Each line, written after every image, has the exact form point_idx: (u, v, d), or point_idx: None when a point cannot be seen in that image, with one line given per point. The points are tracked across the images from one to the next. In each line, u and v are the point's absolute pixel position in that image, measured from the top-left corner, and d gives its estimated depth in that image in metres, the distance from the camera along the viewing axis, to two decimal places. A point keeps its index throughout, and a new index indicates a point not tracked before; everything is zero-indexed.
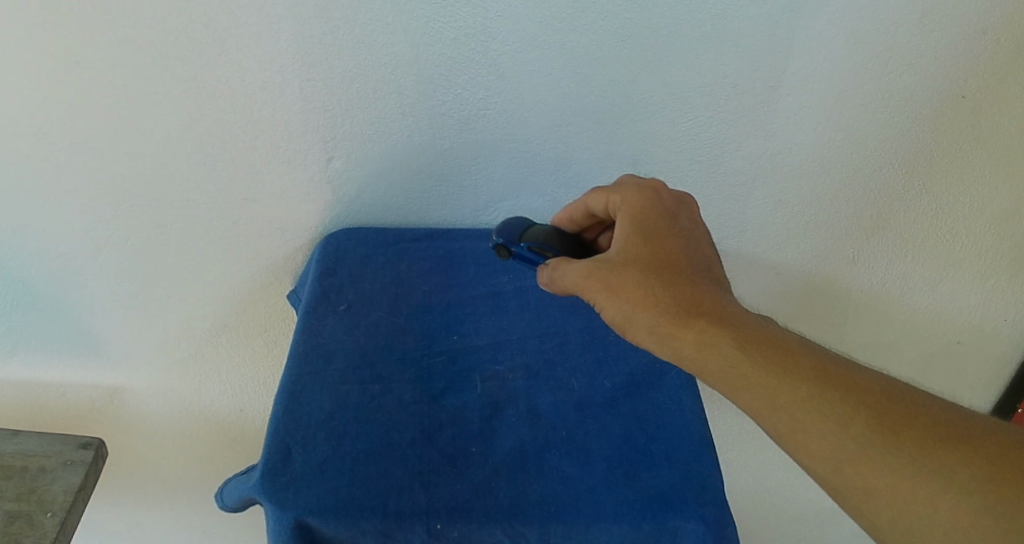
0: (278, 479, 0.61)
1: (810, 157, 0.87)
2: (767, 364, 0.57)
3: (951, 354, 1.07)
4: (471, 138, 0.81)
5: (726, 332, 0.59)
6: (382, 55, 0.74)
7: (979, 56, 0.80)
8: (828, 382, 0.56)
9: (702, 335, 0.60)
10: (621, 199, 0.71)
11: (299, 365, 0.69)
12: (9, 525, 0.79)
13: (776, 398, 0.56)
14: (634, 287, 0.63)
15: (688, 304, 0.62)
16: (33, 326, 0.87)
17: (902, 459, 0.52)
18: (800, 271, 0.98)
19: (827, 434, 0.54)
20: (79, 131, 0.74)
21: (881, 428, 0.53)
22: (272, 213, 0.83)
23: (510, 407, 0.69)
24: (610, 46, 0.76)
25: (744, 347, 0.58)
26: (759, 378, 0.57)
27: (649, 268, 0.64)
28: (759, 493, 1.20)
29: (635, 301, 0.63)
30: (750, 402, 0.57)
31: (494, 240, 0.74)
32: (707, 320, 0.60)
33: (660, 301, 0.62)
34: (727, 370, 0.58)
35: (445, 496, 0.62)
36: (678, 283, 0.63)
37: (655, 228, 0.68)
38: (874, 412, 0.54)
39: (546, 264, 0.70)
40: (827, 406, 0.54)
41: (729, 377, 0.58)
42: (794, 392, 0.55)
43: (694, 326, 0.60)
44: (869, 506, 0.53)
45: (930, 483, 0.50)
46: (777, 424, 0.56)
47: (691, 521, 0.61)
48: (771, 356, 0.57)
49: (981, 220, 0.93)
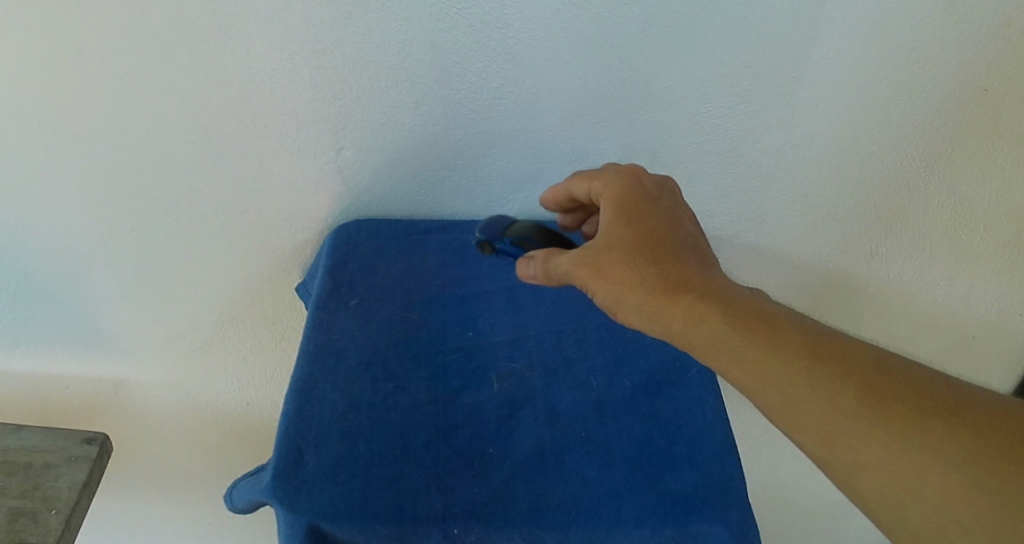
0: (290, 482, 0.59)
1: (832, 148, 0.85)
2: (757, 342, 0.56)
3: (964, 349, 1.06)
4: (484, 126, 0.78)
5: (714, 310, 0.58)
6: (395, 42, 0.71)
7: (1005, 48, 0.77)
8: (819, 358, 0.55)
9: (689, 314, 0.58)
10: (604, 182, 0.69)
11: (310, 362, 0.67)
12: (13, 522, 0.77)
13: (767, 375, 0.55)
14: (623, 270, 0.62)
15: (678, 282, 0.60)
16: (33, 318, 0.85)
17: (894, 437, 0.51)
18: (818, 265, 0.96)
19: (820, 409, 0.53)
20: (82, 119, 0.72)
21: (873, 404, 0.52)
22: (280, 205, 0.80)
23: (528, 406, 0.67)
24: (630, 35, 0.74)
25: (732, 325, 0.57)
26: (750, 353, 0.56)
27: (635, 249, 0.63)
28: (770, 488, 1.19)
29: (622, 283, 0.61)
30: (739, 379, 0.56)
31: (477, 237, 0.77)
32: (696, 297, 0.59)
33: (647, 282, 0.60)
34: (718, 345, 0.57)
35: (462, 499, 0.60)
36: (665, 264, 0.62)
37: (639, 211, 0.66)
38: (868, 388, 0.53)
39: (533, 253, 0.68)
40: (818, 383, 0.53)
41: (719, 356, 0.57)
42: (784, 370, 0.54)
43: (682, 306, 0.59)
44: (860, 481, 0.52)
45: (920, 460, 0.50)
46: (768, 402, 0.55)
47: (715, 526, 0.60)
48: (762, 334, 0.56)
49: (999, 213, 0.91)
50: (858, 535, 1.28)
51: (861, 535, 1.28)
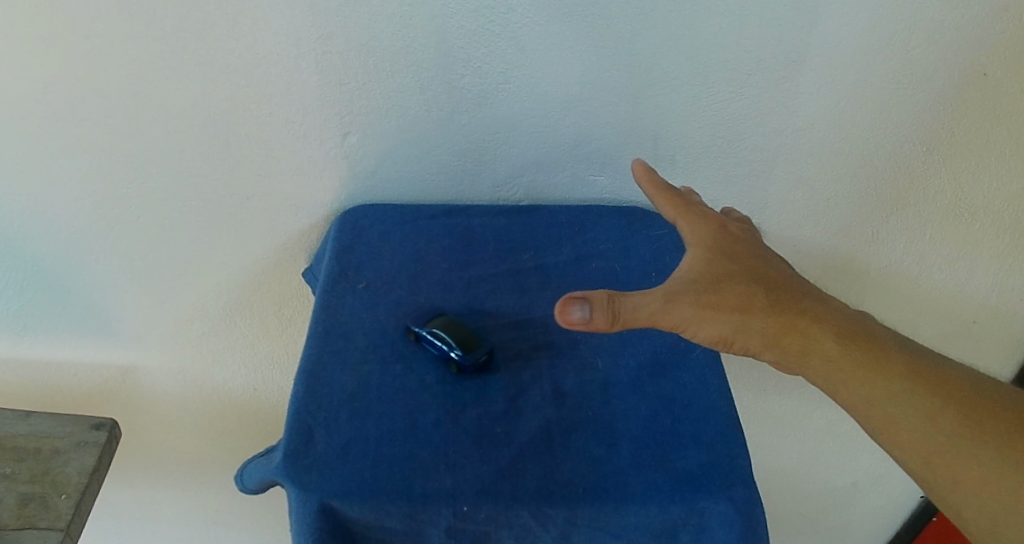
0: (302, 461, 0.60)
1: (833, 132, 0.85)
2: (866, 362, 0.61)
3: (964, 334, 1.06)
4: (489, 112, 0.79)
5: (828, 332, 0.62)
6: (399, 26, 0.72)
7: (1003, 33, 0.78)
8: (920, 379, 0.60)
9: (803, 339, 0.62)
10: (693, 223, 0.69)
11: (319, 344, 0.68)
12: (23, 507, 0.78)
13: (872, 395, 0.60)
14: (736, 300, 0.62)
15: (787, 310, 0.63)
16: (41, 304, 0.86)
17: (988, 455, 0.58)
18: (820, 250, 0.97)
19: (919, 427, 0.59)
20: (90, 104, 0.72)
21: (968, 424, 0.59)
22: (286, 190, 0.81)
23: (535, 386, 0.67)
24: (632, 19, 0.74)
25: (845, 347, 0.61)
26: (859, 375, 0.61)
27: (742, 281, 0.64)
28: (774, 471, 1.20)
29: (735, 318, 0.61)
30: (848, 398, 0.61)
31: (408, 328, 0.69)
32: (808, 323, 0.62)
33: (760, 313, 0.62)
34: (829, 367, 0.61)
35: (472, 477, 0.60)
36: (772, 295, 0.63)
37: (734, 249, 0.67)
38: (963, 410, 0.60)
39: (586, 295, 0.58)
40: (921, 403, 0.60)
41: (830, 377, 0.61)
42: (888, 387, 0.60)
43: (796, 332, 0.62)
44: (956, 497, 0.58)
45: (1014, 477, 0.57)
46: (872, 418, 0.60)
47: (721, 503, 0.60)
48: (869, 353, 0.61)
49: (998, 198, 0.92)
50: (859, 521, 1.29)
51: (864, 522, 1.29)
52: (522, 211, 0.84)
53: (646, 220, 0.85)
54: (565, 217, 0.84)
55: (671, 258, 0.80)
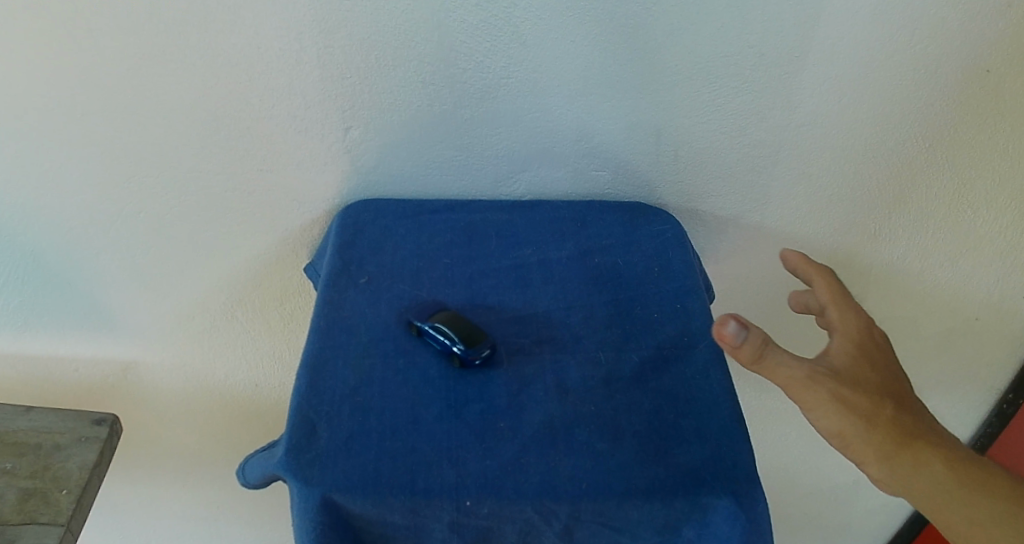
0: (304, 455, 0.59)
1: (836, 127, 0.85)
2: (977, 494, 0.59)
3: (966, 331, 1.05)
4: (492, 107, 0.78)
5: (944, 458, 0.59)
6: (401, 20, 0.71)
7: (1006, 29, 0.78)
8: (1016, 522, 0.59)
9: (921, 458, 0.59)
10: (843, 314, 0.67)
11: (321, 338, 0.67)
12: (24, 503, 0.78)
13: (973, 524, 0.58)
14: (869, 405, 0.60)
15: (911, 425, 0.60)
16: (42, 299, 0.85)
17: None
18: (823, 246, 0.96)
19: None
20: (92, 98, 0.72)
21: None
22: (288, 185, 0.80)
23: (537, 380, 0.67)
24: (635, 14, 0.74)
25: (958, 478, 0.59)
26: (966, 505, 0.58)
27: (877, 386, 0.62)
28: (775, 466, 1.20)
29: (863, 422, 0.59)
30: (947, 524, 0.58)
31: (410, 321, 0.69)
32: (926, 443, 0.60)
33: (886, 423, 0.59)
34: (937, 492, 0.58)
35: (474, 472, 0.60)
36: (901, 406, 0.61)
37: (876, 352, 0.65)
38: None
39: (747, 326, 0.59)
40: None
41: (937, 504, 0.58)
42: (990, 522, 0.58)
43: (914, 448, 0.59)
44: None
45: None
46: None
47: (724, 498, 0.60)
48: (979, 486, 0.59)
49: (1000, 194, 0.92)
50: (861, 518, 1.28)
51: (866, 519, 1.29)
52: (524, 205, 0.84)
53: (649, 215, 0.84)
54: (567, 213, 0.83)
55: (674, 253, 0.80)
